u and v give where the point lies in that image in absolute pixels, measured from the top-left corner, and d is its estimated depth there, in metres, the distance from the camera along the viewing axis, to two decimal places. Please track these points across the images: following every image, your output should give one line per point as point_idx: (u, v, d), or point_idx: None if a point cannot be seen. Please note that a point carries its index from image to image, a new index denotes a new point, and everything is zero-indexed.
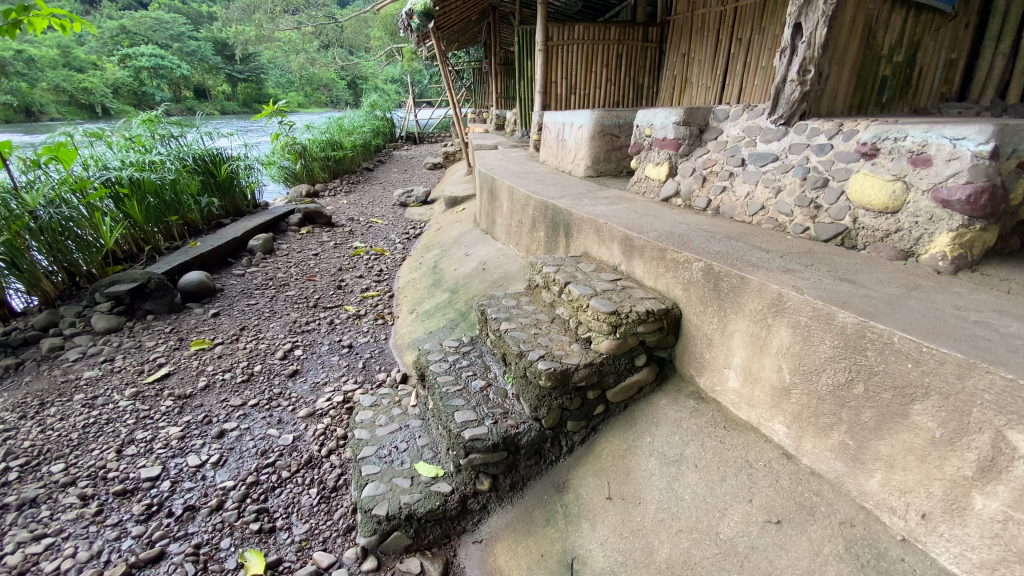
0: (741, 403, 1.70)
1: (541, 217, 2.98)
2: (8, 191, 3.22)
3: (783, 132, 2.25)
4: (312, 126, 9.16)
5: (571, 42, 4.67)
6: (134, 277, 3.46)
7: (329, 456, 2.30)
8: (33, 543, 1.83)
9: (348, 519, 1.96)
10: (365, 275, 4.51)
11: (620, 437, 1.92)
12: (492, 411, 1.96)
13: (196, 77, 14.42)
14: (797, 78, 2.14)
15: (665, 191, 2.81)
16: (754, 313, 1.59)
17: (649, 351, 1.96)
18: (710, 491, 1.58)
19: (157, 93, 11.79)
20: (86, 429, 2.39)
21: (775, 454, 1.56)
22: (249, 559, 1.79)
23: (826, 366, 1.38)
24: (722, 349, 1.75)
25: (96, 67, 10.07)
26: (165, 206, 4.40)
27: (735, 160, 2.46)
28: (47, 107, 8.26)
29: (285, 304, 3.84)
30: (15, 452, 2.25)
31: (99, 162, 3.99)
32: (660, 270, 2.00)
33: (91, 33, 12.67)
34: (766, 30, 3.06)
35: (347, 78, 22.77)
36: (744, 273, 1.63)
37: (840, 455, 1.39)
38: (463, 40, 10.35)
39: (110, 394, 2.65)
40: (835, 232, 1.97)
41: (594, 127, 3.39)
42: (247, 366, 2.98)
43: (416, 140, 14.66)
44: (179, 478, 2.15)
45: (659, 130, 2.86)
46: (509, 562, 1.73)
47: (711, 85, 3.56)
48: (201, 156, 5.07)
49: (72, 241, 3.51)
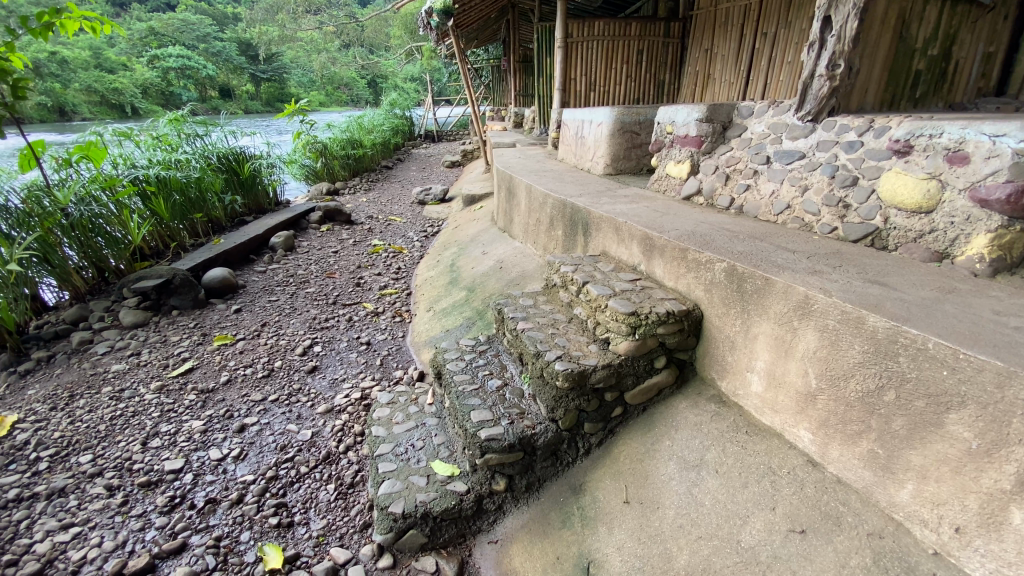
0: (764, 408, 1.65)
1: (558, 215, 2.96)
2: (41, 189, 3.34)
3: (811, 128, 2.18)
4: (334, 125, 9.25)
5: (591, 38, 4.61)
6: (160, 272, 3.54)
7: (346, 452, 2.32)
8: (62, 531, 1.88)
9: (364, 515, 1.98)
10: (384, 272, 4.56)
11: (638, 440, 1.88)
12: (508, 411, 1.95)
13: (220, 77, 15.21)
14: (825, 73, 2.06)
15: (687, 189, 2.76)
16: (779, 315, 1.54)
17: (669, 353, 1.92)
18: (732, 497, 1.54)
19: (183, 93, 12.11)
20: (114, 421, 2.46)
21: (800, 461, 1.51)
22: (267, 553, 1.81)
23: (855, 372, 1.33)
24: (746, 353, 1.70)
25: (126, 68, 10.38)
26: (190, 203, 4.49)
27: (759, 157, 2.40)
28: (78, 106, 8.61)
29: (304, 300, 3.89)
30: (45, 442, 2.31)
31: (127, 160, 4.10)
32: (680, 270, 1.96)
33: (122, 34, 13.12)
34: (792, 24, 2.98)
35: (366, 76, 23.07)
36: (769, 274, 1.58)
37: (868, 464, 1.34)
38: (481, 38, 10.36)
39: (136, 387, 2.72)
40: (864, 232, 1.90)
41: (614, 124, 3.36)
42: (268, 361, 3.03)
43: (434, 138, 14.76)
44: (201, 471, 2.19)
45: (681, 127, 2.82)
46: (524, 564, 1.73)
47: (734, 82, 3.49)
48: (226, 155, 5.16)
49: (102, 237, 3.62)
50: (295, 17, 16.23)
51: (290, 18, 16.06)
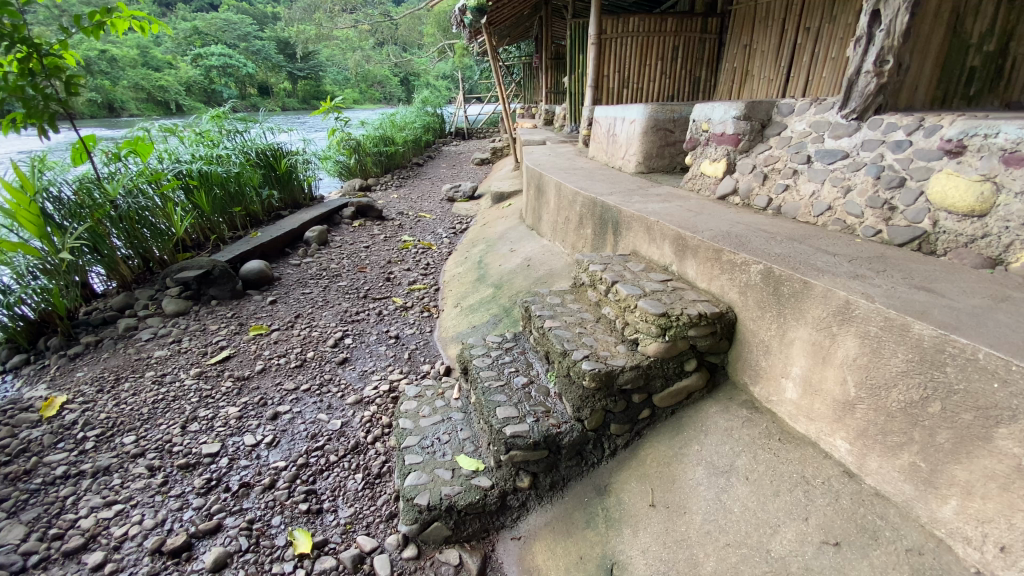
0: (799, 415, 1.61)
1: (588, 214, 2.94)
2: (92, 182, 3.52)
3: (855, 127, 2.10)
4: (368, 122, 9.42)
5: (626, 34, 4.52)
6: (200, 263, 3.68)
7: (375, 443, 2.37)
8: (105, 508, 1.98)
9: (390, 506, 2.01)
10: (413, 268, 4.62)
11: (666, 444, 1.86)
12: (534, 409, 1.95)
13: (259, 75, 15.67)
14: (872, 69, 1.98)
15: (722, 189, 2.70)
16: (817, 321, 1.50)
17: (699, 356, 1.89)
18: (761, 506, 1.50)
19: (224, 91, 12.51)
20: (156, 405, 2.58)
21: (835, 472, 1.46)
22: (297, 538, 1.87)
23: (898, 381, 1.28)
24: (781, 358, 1.65)
25: (172, 66, 10.81)
26: (230, 197, 4.65)
27: (799, 157, 2.32)
28: (127, 103, 9.02)
29: (336, 293, 3.99)
30: (92, 422, 2.44)
31: (172, 155, 4.28)
32: (714, 271, 1.92)
33: (168, 33, 13.66)
34: (836, 18, 2.87)
35: (399, 74, 23.36)
36: (807, 277, 1.53)
37: (909, 477, 1.29)
38: (514, 35, 10.35)
39: (177, 372, 2.84)
40: (911, 236, 1.82)
41: (647, 122, 3.31)
42: (301, 352, 3.11)
43: (464, 135, 14.84)
44: (236, 455, 2.27)
45: (717, 125, 2.76)
46: (548, 562, 1.73)
47: (773, 79, 3.39)
48: (264, 151, 5.32)
49: (147, 229, 3.79)
50: (331, 16, 16.06)
51: (327, 17, 15.93)
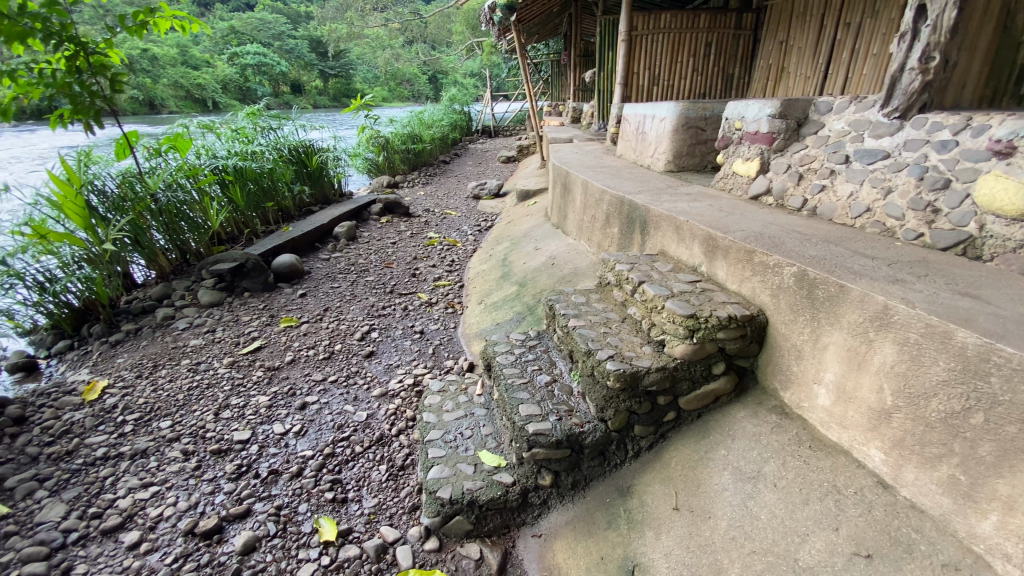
0: (831, 422, 1.56)
1: (615, 212, 2.91)
2: (134, 176, 3.67)
3: (897, 126, 2.02)
4: (396, 119, 9.54)
5: (657, 31, 4.43)
6: (234, 256, 3.80)
7: (399, 435, 2.41)
8: (142, 489, 2.07)
9: (413, 498, 2.04)
10: (438, 264, 4.66)
11: (691, 447, 1.83)
12: (557, 408, 1.95)
13: (292, 73, 16.02)
14: (917, 66, 1.90)
15: (755, 189, 2.63)
16: (853, 326, 1.45)
17: (728, 359, 1.85)
18: (790, 514, 1.46)
19: (259, 88, 12.84)
20: (191, 391, 2.67)
21: (868, 482, 1.42)
22: (322, 525, 1.91)
23: (938, 391, 1.23)
24: (813, 363, 1.61)
25: (209, 64, 11.14)
26: (263, 192, 4.78)
27: (837, 156, 2.25)
28: (167, 100, 9.35)
29: (364, 288, 4.06)
30: (131, 407, 2.55)
31: (209, 150, 4.42)
32: (745, 273, 1.88)
33: (207, 33, 14.09)
34: (879, 13, 2.77)
35: (427, 72, 23.60)
36: (843, 281, 1.49)
37: (947, 490, 1.24)
38: (543, 32, 10.32)
39: (211, 361, 2.95)
40: (955, 240, 1.75)
41: (678, 120, 3.26)
42: (329, 344, 3.18)
43: (491, 133, 14.88)
44: (265, 443, 2.34)
45: (751, 123, 2.70)
46: (568, 561, 1.73)
47: (810, 76, 3.29)
48: (296, 147, 5.44)
49: (185, 222, 3.93)
50: (364, 16, 16.14)
51: (358, 16, 16.20)
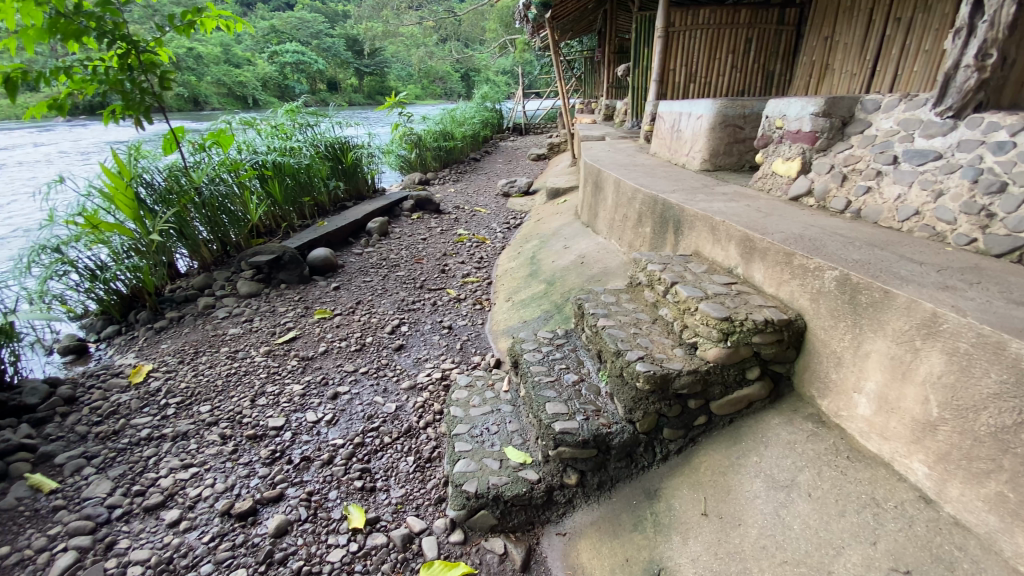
0: (871, 433, 1.50)
1: (648, 212, 2.87)
2: (180, 170, 3.83)
3: (950, 126, 1.93)
4: (429, 117, 9.65)
5: (695, 27, 4.36)
6: (272, 249, 3.92)
7: (426, 428, 2.44)
8: (183, 470, 2.17)
9: (439, 490, 2.07)
10: (467, 261, 4.70)
11: (722, 453, 1.79)
12: (584, 407, 1.95)
13: (329, 71, 16.41)
14: (973, 63, 1.81)
15: (795, 190, 2.55)
16: (897, 334, 1.40)
17: (763, 364, 1.81)
18: (824, 525, 1.42)
19: (297, 86, 13.20)
20: (229, 378, 2.78)
21: (910, 496, 1.36)
22: (351, 513, 1.96)
23: (989, 404, 1.17)
24: (854, 371, 1.56)
25: (251, 63, 11.53)
26: (300, 187, 4.91)
27: (884, 157, 2.16)
28: (211, 97, 9.72)
29: (395, 283, 4.13)
30: (174, 391, 2.67)
31: (250, 146, 4.57)
32: (783, 276, 1.83)
33: (249, 32, 14.59)
34: (932, 7, 2.64)
35: (459, 70, 23.77)
36: (889, 286, 1.43)
37: (995, 508, 1.18)
38: (577, 29, 10.25)
39: (249, 349, 3.05)
40: (1011, 247, 1.65)
41: (715, 117, 3.19)
42: (360, 336, 3.26)
43: (522, 131, 14.87)
44: (298, 430, 2.42)
45: (793, 122, 2.62)
46: (592, 561, 1.72)
47: (857, 73, 3.17)
48: (332, 143, 5.57)
49: (226, 215, 4.08)
50: (397, 13, 16.64)
51: (394, 15, 16.54)
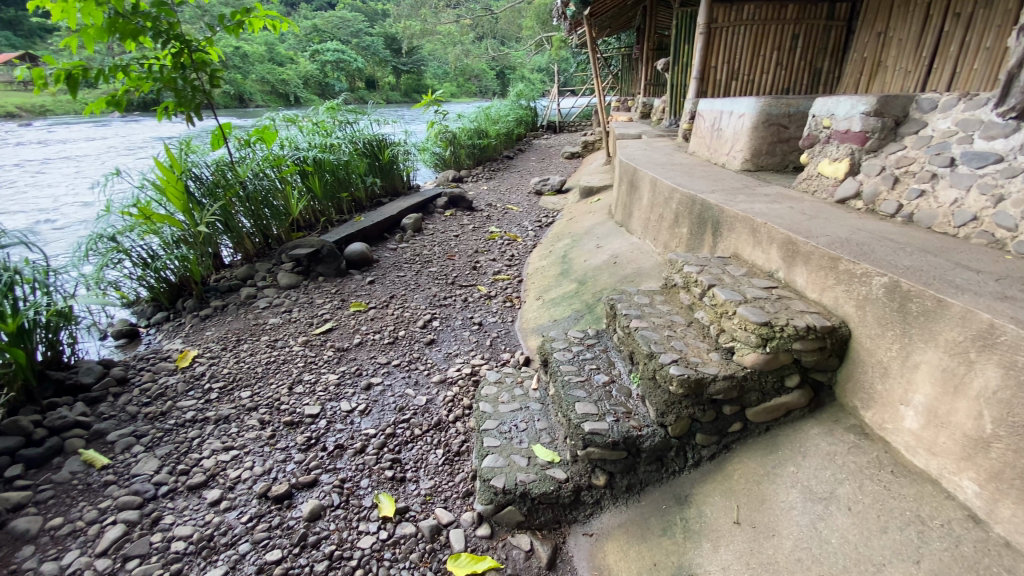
0: (918, 447, 1.44)
1: (685, 212, 2.82)
2: (226, 164, 3.99)
3: (1014, 128, 1.83)
4: (464, 115, 9.73)
5: (739, 23, 4.26)
6: (311, 243, 4.07)
7: (455, 422, 2.48)
8: (224, 452, 2.27)
9: (467, 483, 2.10)
10: (499, 258, 4.72)
11: (756, 461, 1.75)
12: (615, 408, 1.93)
13: (367, 69, 16.75)
14: None
15: (842, 192, 2.44)
16: (950, 345, 1.33)
17: (803, 371, 1.75)
18: (864, 541, 1.37)
19: (337, 84, 13.54)
20: (268, 366, 2.89)
21: (959, 515, 1.30)
22: (382, 501, 2.01)
23: None
24: (901, 383, 1.49)
25: (294, 62, 11.89)
26: (339, 182, 5.04)
27: (940, 159, 2.06)
28: (256, 95, 10.07)
29: (427, 278, 4.19)
30: (217, 376, 2.80)
31: (292, 143, 4.72)
32: (827, 282, 1.77)
33: (293, 32, 15.04)
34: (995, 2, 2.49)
35: (495, 68, 23.84)
36: (942, 295, 1.37)
37: None
38: (615, 26, 10.12)
39: (288, 339, 3.17)
40: None
41: (758, 116, 3.10)
42: (393, 330, 3.33)
43: (556, 129, 14.80)
44: (332, 419, 2.49)
45: (841, 121, 2.52)
46: (620, 563, 1.71)
47: (912, 70, 3.01)
48: (370, 140, 5.69)
49: (268, 209, 4.23)
50: (435, 12, 16.88)
51: (432, 13, 16.77)
